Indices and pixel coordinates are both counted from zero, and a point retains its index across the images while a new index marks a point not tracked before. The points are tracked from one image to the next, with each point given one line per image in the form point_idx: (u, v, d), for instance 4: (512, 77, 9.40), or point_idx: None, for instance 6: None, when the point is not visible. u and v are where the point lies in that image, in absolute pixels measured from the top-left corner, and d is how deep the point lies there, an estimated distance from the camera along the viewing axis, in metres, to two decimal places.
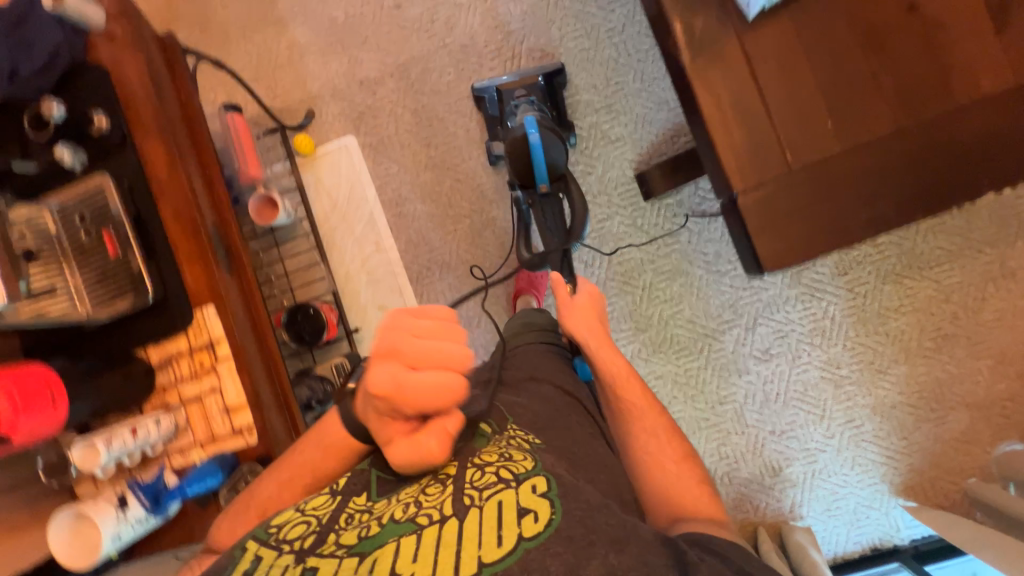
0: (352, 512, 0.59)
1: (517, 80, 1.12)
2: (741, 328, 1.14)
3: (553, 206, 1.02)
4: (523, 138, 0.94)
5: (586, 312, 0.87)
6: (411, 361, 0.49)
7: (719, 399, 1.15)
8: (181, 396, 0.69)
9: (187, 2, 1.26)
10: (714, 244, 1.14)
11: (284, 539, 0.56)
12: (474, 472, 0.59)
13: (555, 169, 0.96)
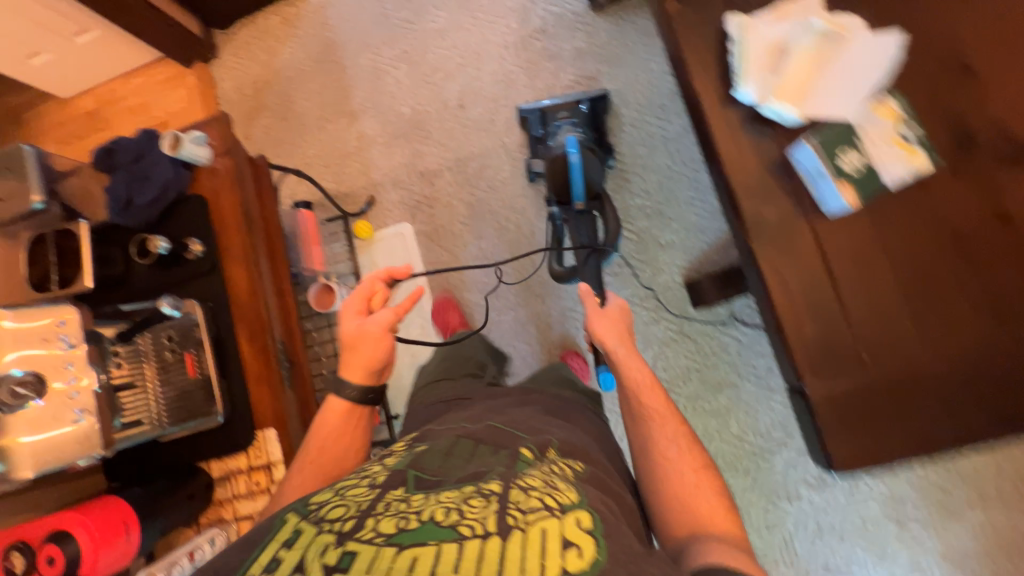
0: (390, 502, 0.55)
1: (562, 102, 1.16)
2: (793, 450, 1.08)
3: (585, 221, 1.02)
4: (562, 158, 0.98)
5: (614, 323, 0.86)
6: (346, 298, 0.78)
7: (766, 523, 1.08)
8: (235, 511, 0.75)
9: (273, 95, 1.39)
10: (764, 358, 1.10)
11: (322, 518, 0.54)
12: (518, 491, 0.53)
13: (592, 186, 0.98)
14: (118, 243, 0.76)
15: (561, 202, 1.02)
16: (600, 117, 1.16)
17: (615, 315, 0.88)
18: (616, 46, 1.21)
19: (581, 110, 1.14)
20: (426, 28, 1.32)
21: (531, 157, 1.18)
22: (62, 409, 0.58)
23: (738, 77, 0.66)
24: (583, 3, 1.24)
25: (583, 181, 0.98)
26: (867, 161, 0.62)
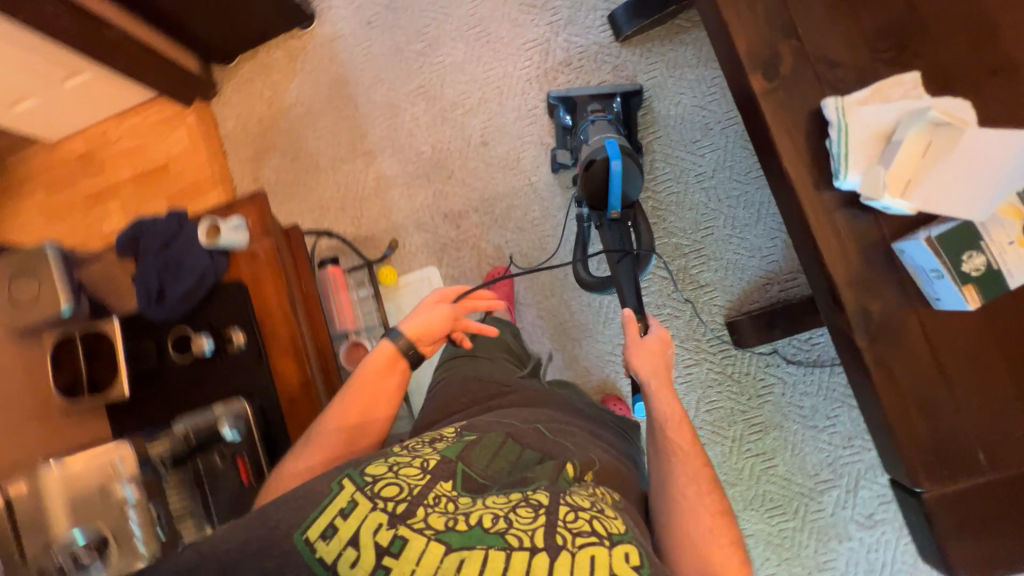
0: (437, 493, 0.53)
1: (592, 92, 1.13)
2: (842, 489, 1.07)
3: (620, 231, 0.97)
4: (603, 162, 0.91)
5: (650, 357, 0.81)
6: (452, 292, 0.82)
7: (817, 563, 1.08)
8: None
9: (284, 135, 1.32)
10: (810, 398, 1.09)
11: (375, 494, 0.53)
12: (567, 509, 0.51)
13: (632, 194, 0.94)
14: (153, 335, 0.73)
15: (593, 208, 0.96)
16: (632, 116, 1.14)
17: (653, 348, 0.82)
18: (644, 78, 1.18)
19: (614, 106, 1.12)
20: (444, 62, 1.26)
21: (557, 147, 1.17)
22: (127, 566, 0.53)
23: (841, 167, 0.52)
24: (608, 35, 1.20)
25: (622, 190, 0.92)
26: (990, 264, 0.49)
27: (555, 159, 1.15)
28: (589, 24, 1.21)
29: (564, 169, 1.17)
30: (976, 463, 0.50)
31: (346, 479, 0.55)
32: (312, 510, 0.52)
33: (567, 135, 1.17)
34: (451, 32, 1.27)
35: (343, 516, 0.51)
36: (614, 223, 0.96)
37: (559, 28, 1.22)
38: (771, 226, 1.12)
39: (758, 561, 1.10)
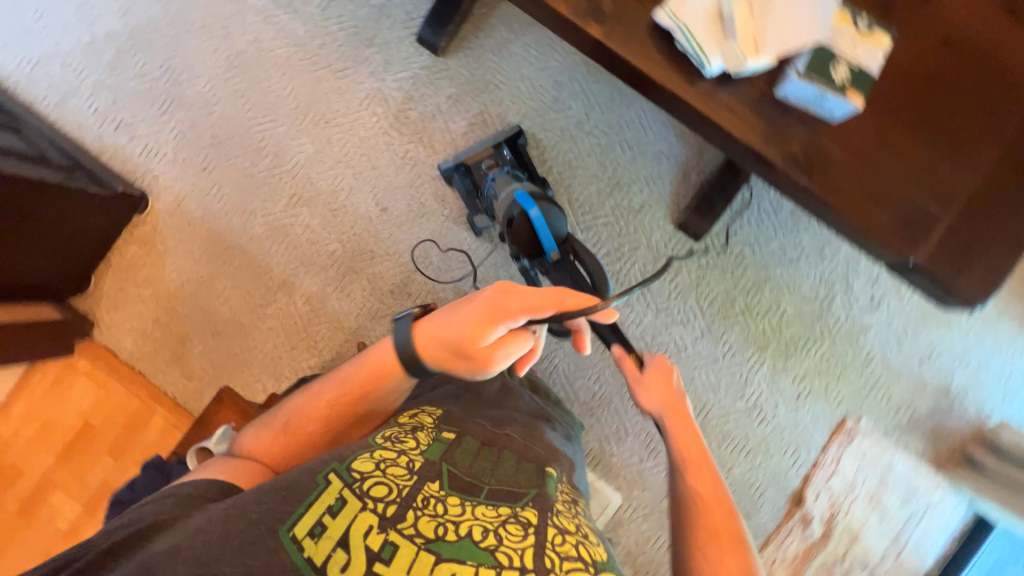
0: (429, 494, 0.57)
1: (481, 150, 1.17)
2: (841, 294, 1.19)
3: (565, 267, 0.92)
4: (523, 215, 0.93)
5: (659, 393, 0.73)
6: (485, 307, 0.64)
7: (863, 360, 1.20)
8: None
9: (191, 319, 1.22)
10: (775, 240, 1.19)
11: (364, 492, 0.56)
12: (556, 533, 0.57)
13: (563, 232, 0.93)
14: None
15: (533, 257, 0.95)
16: (523, 153, 1.18)
17: (658, 379, 0.74)
18: (482, 71, 1.21)
19: (505, 154, 1.16)
20: (299, 162, 1.22)
21: (471, 212, 1.16)
22: None
23: (700, 60, 0.60)
24: (426, 55, 1.22)
25: (551, 232, 0.92)
26: (854, 68, 0.59)
27: (474, 222, 1.16)
28: (404, 55, 1.22)
29: (488, 228, 1.18)
30: (930, 214, 0.61)
31: (332, 475, 0.57)
32: (300, 505, 0.54)
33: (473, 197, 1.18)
34: (287, 133, 1.23)
35: (332, 514, 0.54)
36: (558, 266, 0.92)
37: (381, 73, 1.22)
38: (659, 128, 1.20)
39: (823, 391, 1.20)
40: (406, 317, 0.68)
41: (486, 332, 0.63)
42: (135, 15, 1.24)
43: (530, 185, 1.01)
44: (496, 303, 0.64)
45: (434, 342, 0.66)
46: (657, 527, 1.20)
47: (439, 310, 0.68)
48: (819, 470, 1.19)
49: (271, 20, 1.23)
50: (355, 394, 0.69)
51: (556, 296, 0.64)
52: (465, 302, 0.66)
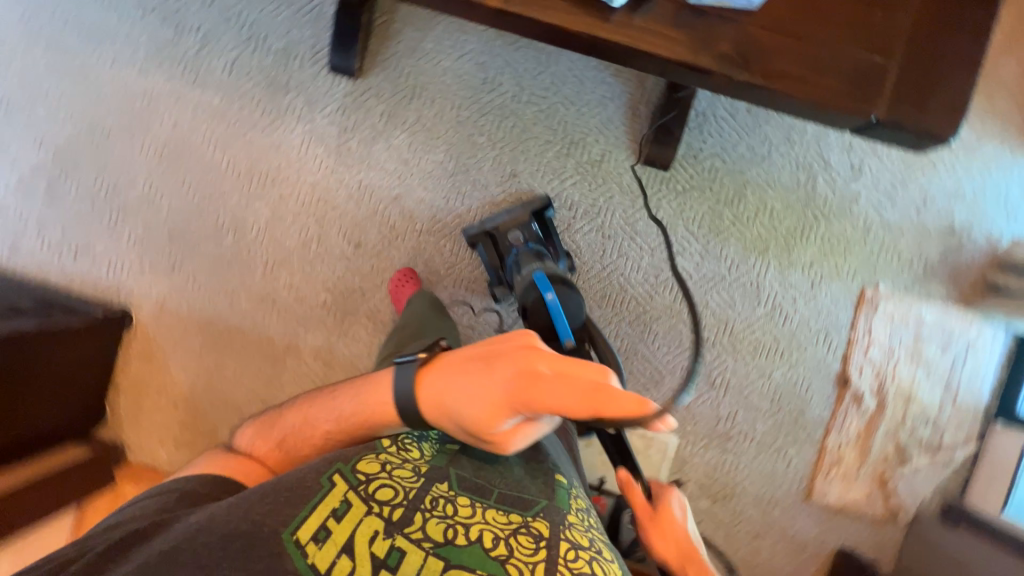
0: (436, 495, 0.64)
1: (508, 219, 1.14)
2: (821, 172, 1.19)
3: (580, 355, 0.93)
4: (539, 299, 0.95)
5: (670, 537, 0.73)
6: (508, 390, 0.58)
7: (862, 228, 1.20)
8: None
9: (215, 412, 1.22)
10: (740, 144, 1.18)
11: (369, 496, 0.62)
12: (568, 547, 0.62)
13: (579, 317, 0.96)
14: None
15: (547, 341, 0.96)
16: (550, 226, 1.16)
17: (669, 518, 0.75)
18: (405, 79, 1.19)
19: (534, 227, 1.14)
20: (260, 228, 1.21)
21: (493, 282, 1.17)
22: None
23: None
24: (345, 81, 1.20)
25: (568, 320, 0.95)
26: None
27: (494, 292, 1.16)
28: (324, 89, 1.20)
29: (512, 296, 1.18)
30: (878, 65, 0.60)
31: (338, 478, 0.63)
32: (305, 508, 0.60)
33: (496, 270, 1.17)
34: (239, 204, 1.21)
35: (342, 515, 0.60)
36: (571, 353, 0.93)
37: (309, 115, 1.20)
38: (595, 74, 1.18)
39: (835, 271, 1.20)
40: (415, 364, 0.68)
41: (498, 418, 0.59)
42: (52, 142, 1.22)
43: (552, 267, 1.02)
44: (510, 390, 0.58)
45: (445, 408, 0.64)
46: (719, 452, 1.21)
47: (451, 373, 0.64)
48: (855, 346, 1.19)
49: (184, 100, 1.21)
50: (348, 428, 0.72)
51: (577, 391, 0.54)
52: (475, 376, 0.61)
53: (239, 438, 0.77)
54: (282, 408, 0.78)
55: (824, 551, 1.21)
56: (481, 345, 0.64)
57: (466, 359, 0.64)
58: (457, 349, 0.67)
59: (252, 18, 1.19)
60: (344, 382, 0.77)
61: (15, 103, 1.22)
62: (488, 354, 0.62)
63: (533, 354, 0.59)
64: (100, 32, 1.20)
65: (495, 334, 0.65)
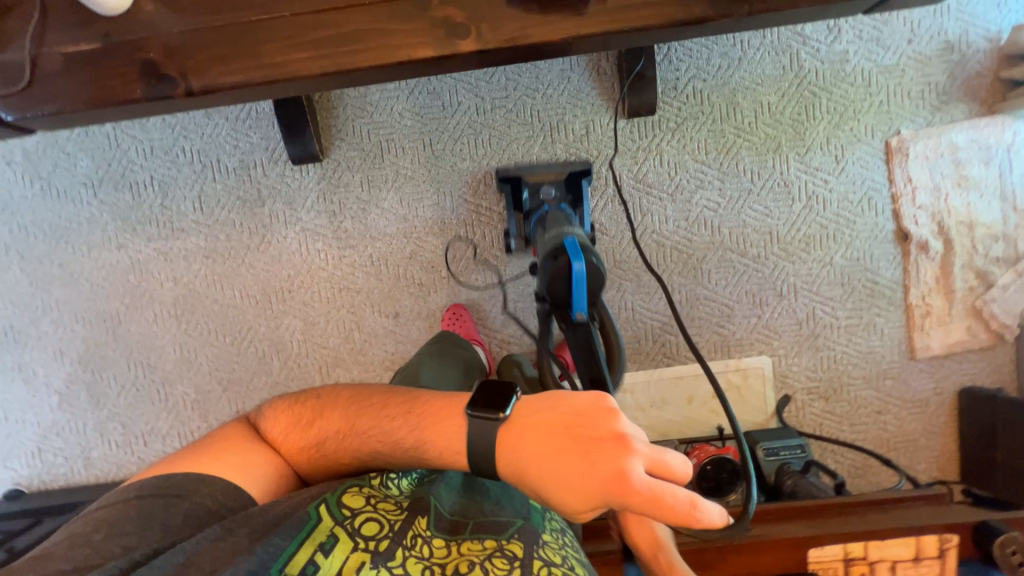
0: (417, 529, 0.55)
1: (547, 172, 1.07)
2: (801, 47, 1.14)
3: (585, 330, 0.89)
4: (566, 264, 0.86)
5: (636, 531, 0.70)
6: (589, 483, 0.48)
7: (862, 84, 1.16)
8: (869, 560, 0.83)
9: None
10: (712, 55, 1.14)
11: (356, 530, 0.54)
12: (542, 566, 0.54)
13: (597, 295, 0.89)
14: None
15: (559, 307, 0.91)
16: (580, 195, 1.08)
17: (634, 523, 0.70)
18: (368, 142, 1.15)
19: (562, 194, 1.06)
20: (299, 339, 1.19)
21: (512, 225, 1.12)
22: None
23: None
24: (311, 167, 1.16)
25: (589, 293, 0.88)
26: None
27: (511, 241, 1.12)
28: (297, 184, 1.16)
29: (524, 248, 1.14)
30: None
31: (322, 514, 0.54)
32: (290, 543, 0.52)
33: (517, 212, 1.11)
34: (268, 326, 1.19)
35: (324, 553, 0.52)
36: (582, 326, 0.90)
37: (293, 215, 1.17)
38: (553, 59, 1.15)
39: (853, 136, 1.17)
40: (491, 421, 0.56)
41: (570, 506, 0.50)
42: (72, 349, 1.19)
43: (587, 238, 0.93)
44: (592, 487, 0.48)
45: (507, 468, 0.55)
46: (815, 352, 1.21)
47: (529, 443, 0.53)
48: (902, 199, 1.17)
49: (171, 254, 1.18)
50: (388, 448, 0.62)
51: (671, 509, 0.46)
52: (560, 459, 0.50)
53: (268, 421, 0.68)
54: (327, 402, 0.68)
55: (949, 398, 1.21)
56: (565, 416, 0.52)
57: (548, 430, 0.53)
58: (539, 409, 0.55)
59: (198, 148, 1.15)
60: (402, 400, 0.65)
61: (22, 329, 1.19)
62: (577, 432, 0.51)
63: (631, 448, 0.48)
64: (64, 226, 1.17)
65: (583, 402, 0.52)
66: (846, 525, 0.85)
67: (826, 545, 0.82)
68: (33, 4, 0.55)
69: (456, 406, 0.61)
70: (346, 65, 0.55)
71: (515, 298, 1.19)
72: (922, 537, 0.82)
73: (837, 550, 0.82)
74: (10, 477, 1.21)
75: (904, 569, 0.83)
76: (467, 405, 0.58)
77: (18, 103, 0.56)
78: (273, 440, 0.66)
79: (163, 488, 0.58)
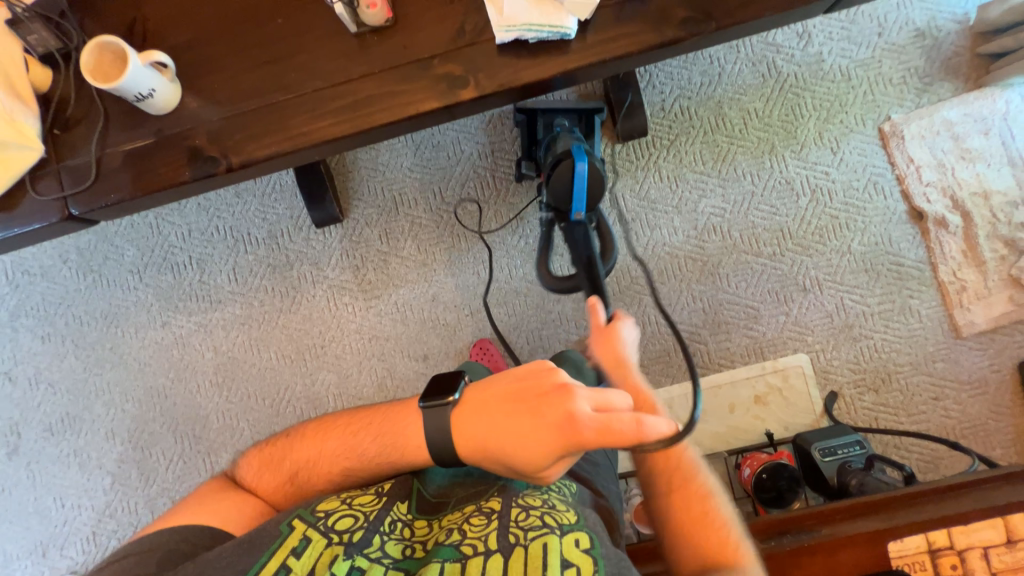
0: (395, 516, 0.59)
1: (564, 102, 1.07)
2: (776, 55, 1.21)
3: (584, 231, 0.92)
4: (569, 164, 0.90)
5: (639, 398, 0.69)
6: (548, 429, 0.56)
7: (843, 79, 1.21)
8: (958, 550, 0.77)
9: None
10: (693, 75, 1.21)
11: (330, 528, 0.56)
12: (519, 511, 0.57)
13: (595, 199, 0.93)
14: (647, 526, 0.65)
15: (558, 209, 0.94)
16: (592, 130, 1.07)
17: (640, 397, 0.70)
18: (382, 198, 1.24)
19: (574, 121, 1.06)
20: (335, 393, 1.22)
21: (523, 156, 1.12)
22: None
23: (559, 34, 0.60)
24: (334, 229, 1.24)
25: (590, 194, 0.92)
26: None
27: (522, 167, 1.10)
28: (321, 246, 1.24)
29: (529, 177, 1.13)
30: None
31: (298, 519, 0.57)
32: (262, 554, 0.54)
33: (530, 144, 1.12)
34: (305, 384, 1.23)
35: (303, 551, 0.54)
36: (578, 227, 0.93)
37: (320, 274, 1.24)
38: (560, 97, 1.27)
39: (844, 128, 1.20)
40: (443, 406, 0.62)
41: (539, 456, 0.57)
42: (123, 430, 1.24)
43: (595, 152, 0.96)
44: (552, 431, 0.56)
45: (476, 445, 0.60)
46: (853, 343, 1.17)
47: (492, 417, 0.60)
48: (908, 179, 1.18)
49: (211, 326, 1.25)
50: (359, 462, 0.64)
51: (620, 428, 0.54)
52: (520, 421, 0.58)
53: (243, 468, 0.68)
54: (294, 435, 0.69)
55: (1008, 374, 1.15)
56: (516, 384, 0.61)
57: (505, 400, 0.60)
58: (491, 386, 0.62)
59: (230, 225, 1.25)
60: (364, 414, 0.68)
61: (77, 415, 1.25)
62: (529, 394, 0.59)
63: (574, 394, 0.57)
64: (114, 312, 1.26)
65: (528, 368, 0.62)
66: (921, 513, 0.80)
67: (906, 538, 0.78)
68: (97, 114, 0.64)
69: (411, 405, 0.66)
70: (365, 124, 0.62)
71: (537, 326, 1.21)
72: (1008, 517, 0.77)
73: (919, 541, 0.77)
74: (65, 566, 1.21)
75: (999, 555, 0.77)
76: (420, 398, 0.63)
77: (83, 198, 0.64)
78: (251, 482, 0.66)
79: (145, 547, 0.57)
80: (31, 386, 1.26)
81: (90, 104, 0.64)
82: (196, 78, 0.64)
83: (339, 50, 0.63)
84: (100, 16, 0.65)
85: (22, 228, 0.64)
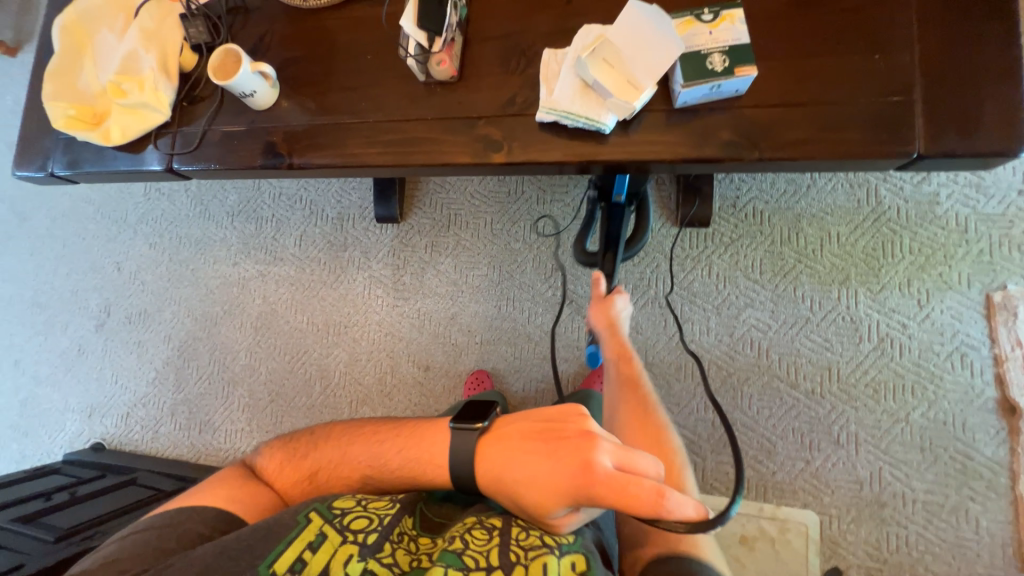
0: (404, 528, 0.61)
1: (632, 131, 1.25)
2: (882, 183, 1.10)
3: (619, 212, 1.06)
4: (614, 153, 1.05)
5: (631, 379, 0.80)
6: (565, 475, 0.56)
7: (957, 229, 1.06)
8: None
9: None
10: (777, 181, 1.14)
11: (345, 527, 0.59)
12: (518, 529, 0.59)
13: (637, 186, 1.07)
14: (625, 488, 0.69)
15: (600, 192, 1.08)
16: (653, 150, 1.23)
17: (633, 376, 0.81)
18: (440, 216, 1.33)
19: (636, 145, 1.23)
20: (342, 370, 1.32)
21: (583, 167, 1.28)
22: None
23: (595, 127, 0.62)
24: (390, 227, 1.35)
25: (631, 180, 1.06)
26: (727, 50, 0.58)
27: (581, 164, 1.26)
28: (375, 238, 1.36)
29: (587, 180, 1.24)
30: (898, 105, 0.56)
31: (315, 513, 0.60)
32: (281, 543, 0.57)
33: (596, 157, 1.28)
34: (321, 354, 1.34)
35: (319, 545, 0.57)
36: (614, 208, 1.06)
37: (366, 263, 1.36)
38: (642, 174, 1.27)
39: (941, 283, 1.05)
40: (471, 431, 0.63)
41: (552, 502, 0.57)
42: (178, 338, 1.46)
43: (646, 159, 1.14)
44: (570, 477, 0.56)
45: (491, 474, 0.61)
46: (878, 523, 1.00)
47: (510, 449, 0.61)
48: (1007, 364, 1.00)
49: (268, 277, 1.42)
50: (379, 475, 0.67)
51: (640, 493, 0.54)
52: (537, 458, 0.59)
53: (264, 458, 0.73)
54: (321, 435, 0.73)
55: None
56: (541, 423, 0.62)
57: (528, 435, 0.61)
58: (515, 421, 0.63)
59: (312, 198, 1.43)
60: (392, 425, 0.71)
61: (151, 314, 1.50)
62: (552, 434, 0.60)
63: (599, 446, 0.57)
64: (205, 242, 1.49)
65: (556, 411, 0.63)
66: None
67: None
68: (214, 98, 0.78)
69: (442, 424, 0.68)
70: (402, 161, 0.69)
71: (537, 376, 1.21)
72: None
73: None
74: (101, 432, 1.45)
75: None
76: (453, 417, 0.65)
77: (188, 159, 0.79)
78: (273, 469, 0.71)
79: (170, 520, 0.62)
80: (130, 279, 1.53)
81: (213, 90, 0.79)
82: (294, 87, 0.75)
83: (407, 93, 0.70)
84: (245, 22, 0.79)
85: (141, 167, 0.80)
